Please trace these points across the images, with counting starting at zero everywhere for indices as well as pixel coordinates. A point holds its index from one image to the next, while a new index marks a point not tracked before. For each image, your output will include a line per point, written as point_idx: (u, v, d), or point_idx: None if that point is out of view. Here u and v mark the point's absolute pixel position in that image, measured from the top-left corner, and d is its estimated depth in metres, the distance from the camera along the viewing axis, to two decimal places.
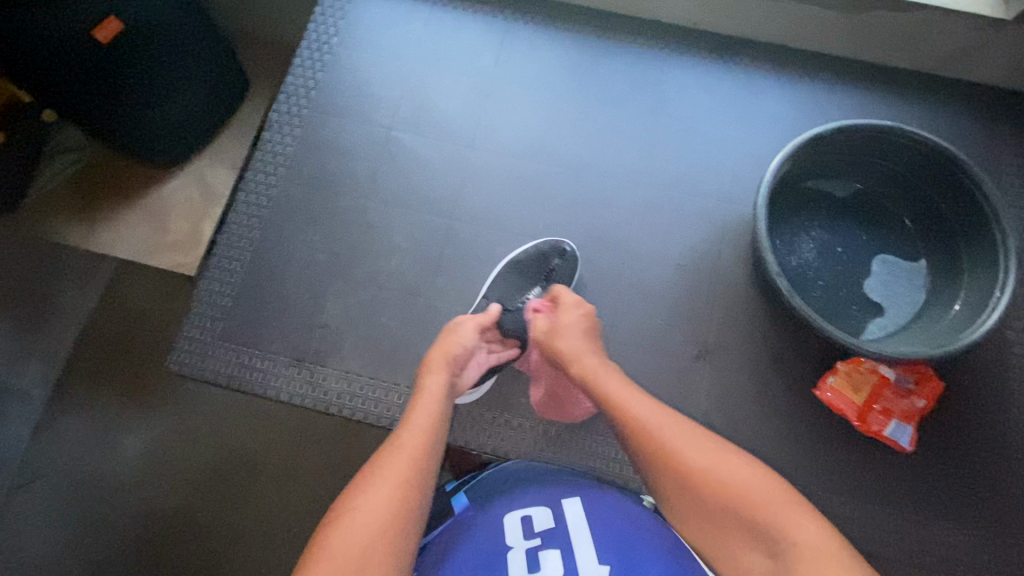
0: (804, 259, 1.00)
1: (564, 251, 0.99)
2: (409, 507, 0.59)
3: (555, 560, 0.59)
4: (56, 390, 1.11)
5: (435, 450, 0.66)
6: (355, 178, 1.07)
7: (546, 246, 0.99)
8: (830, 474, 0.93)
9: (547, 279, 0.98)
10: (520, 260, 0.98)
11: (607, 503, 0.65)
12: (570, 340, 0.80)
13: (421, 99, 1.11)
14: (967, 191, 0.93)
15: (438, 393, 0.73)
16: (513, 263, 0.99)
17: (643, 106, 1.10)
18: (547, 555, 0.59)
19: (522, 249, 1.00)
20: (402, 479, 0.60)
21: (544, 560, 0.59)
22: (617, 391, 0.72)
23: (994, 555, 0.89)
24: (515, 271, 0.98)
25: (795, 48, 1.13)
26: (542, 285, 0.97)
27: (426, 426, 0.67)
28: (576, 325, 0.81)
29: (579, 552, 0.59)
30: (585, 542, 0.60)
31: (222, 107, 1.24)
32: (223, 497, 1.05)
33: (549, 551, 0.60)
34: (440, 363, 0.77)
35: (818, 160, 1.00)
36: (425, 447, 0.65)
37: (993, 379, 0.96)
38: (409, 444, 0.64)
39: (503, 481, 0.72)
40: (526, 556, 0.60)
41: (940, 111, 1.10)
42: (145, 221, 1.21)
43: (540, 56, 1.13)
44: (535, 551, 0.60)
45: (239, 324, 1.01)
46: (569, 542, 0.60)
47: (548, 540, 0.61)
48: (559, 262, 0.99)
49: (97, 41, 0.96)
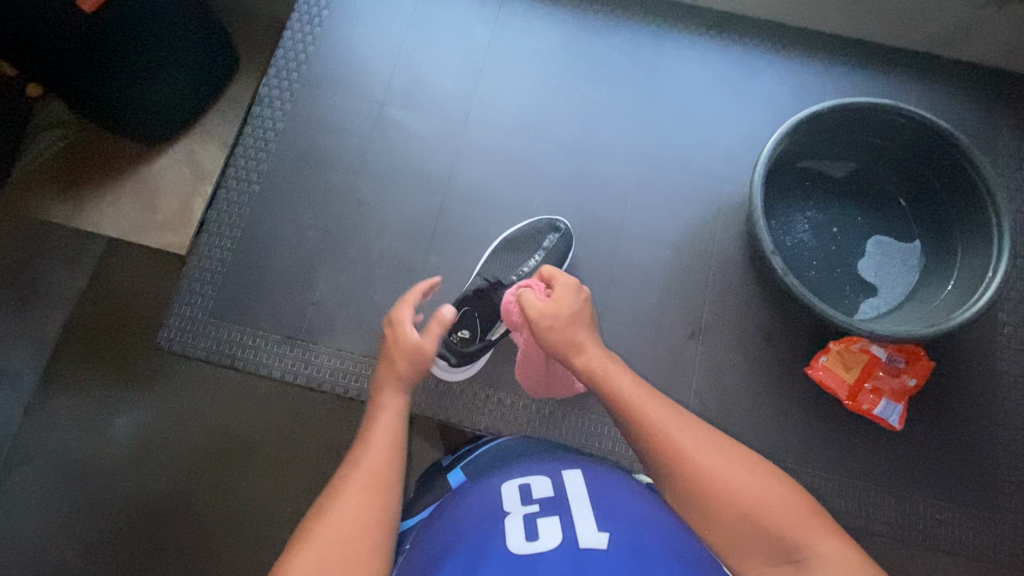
0: (799, 239, 1.00)
1: (558, 227, 0.98)
2: (371, 523, 0.55)
3: (553, 527, 0.58)
4: (47, 371, 1.10)
5: (396, 458, 0.61)
6: (347, 156, 1.06)
7: (541, 223, 0.99)
8: (821, 452, 0.94)
9: (543, 253, 0.96)
10: (514, 236, 0.98)
11: (604, 476, 0.65)
12: (576, 332, 0.71)
13: (413, 74, 1.09)
14: (964, 172, 0.92)
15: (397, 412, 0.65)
16: (506, 239, 0.98)
17: (638, 84, 1.09)
18: (545, 523, 0.59)
19: (517, 227, 0.99)
20: (365, 496, 0.56)
21: (542, 528, 0.58)
22: (627, 388, 0.67)
23: (981, 531, 0.91)
24: (509, 248, 0.97)
25: (793, 26, 1.11)
26: (536, 258, 0.95)
27: (386, 451, 0.61)
28: (582, 316, 0.72)
29: (577, 521, 0.58)
30: (584, 511, 0.60)
31: (211, 84, 1.22)
32: (216, 476, 1.05)
33: (548, 518, 0.59)
34: (392, 375, 0.68)
35: (815, 140, 0.99)
36: (388, 465, 0.60)
37: (984, 359, 0.97)
38: (369, 473, 0.58)
39: (499, 458, 0.73)
40: (524, 523, 0.59)
41: (937, 91, 1.09)
42: (132, 200, 1.20)
43: (534, 31, 1.11)
44: (533, 518, 0.60)
45: (230, 302, 1.00)
46: (568, 511, 0.60)
47: (547, 508, 0.60)
48: (554, 237, 0.97)
49: (83, 12, 0.93)
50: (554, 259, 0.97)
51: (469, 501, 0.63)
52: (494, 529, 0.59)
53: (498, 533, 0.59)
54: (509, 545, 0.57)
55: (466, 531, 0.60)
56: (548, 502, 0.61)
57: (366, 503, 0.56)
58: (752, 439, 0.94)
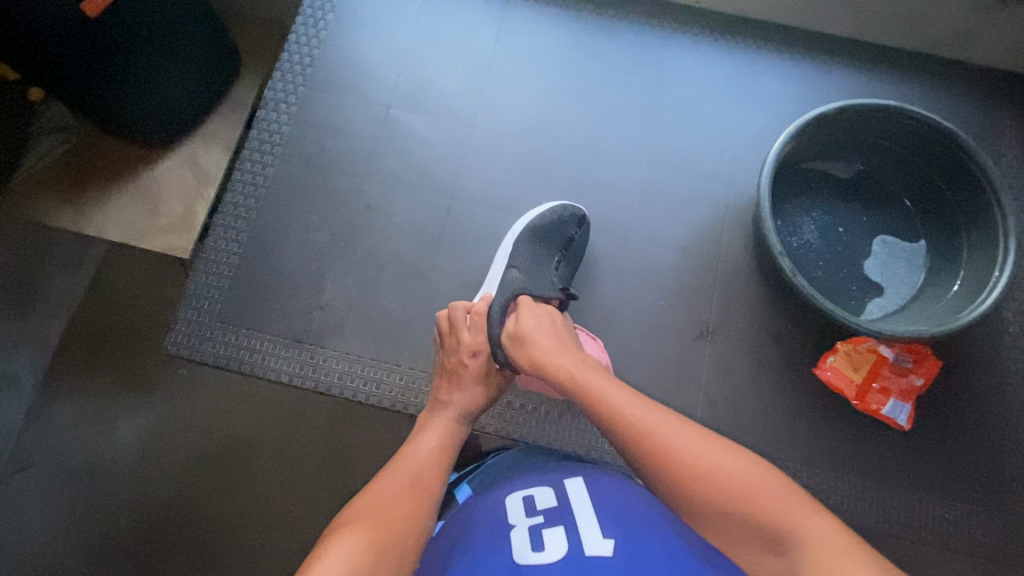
0: (806, 240, 1.00)
1: (582, 222, 0.96)
2: (419, 513, 0.65)
3: (558, 537, 0.59)
4: (48, 376, 1.09)
5: (442, 468, 0.73)
6: (352, 158, 1.06)
7: (565, 212, 0.95)
8: (828, 452, 0.94)
9: (566, 249, 0.95)
10: (540, 226, 0.93)
11: (606, 482, 0.66)
12: (555, 347, 0.73)
13: (419, 77, 1.09)
14: (969, 174, 0.93)
15: (447, 437, 0.77)
16: (535, 228, 0.93)
17: (645, 86, 1.09)
18: (550, 532, 0.60)
19: (539, 215, 0.94)
20: (414, 494, 0.67)
21: (547, 539, 0.59)
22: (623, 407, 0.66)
23: (987, 530, 0.91)
24: (537, 238, 0.92)
25: (797, 28, 1.12)
26: (559, 256, 0.94)
27: (435, 465, 0.72)
28: (550, 329, 0.76)
29: (582, 529, 0.59)
30: (588, 518, 0.60)
31: (213, 88, 1.22)
32: (222, 482, 1.05)
33: (554, 529, 0.60)
34: (451, 410, 0.80)
35: (820, 141, 0.99)
36: (436, 470, 0.72)
37: (989, 358, 0.97)
38: (419, 481, 0.69)
39: (502, 469, 0.75)
40: (528, 535, 0.60)
41: (941, 91, 1.10)
42: (136, 203, 1.19)
43: (540, 34, 1.11)
44: (538, 529, 0.60)
45: (237, 305, 1.00)
46: (572, 519, 0.61)
47: (552, 518, 0.61)
48: (577, 232, 0.96)
49: (85, 17, 0.94)
50: (572, 257, 0.97)
51: (474, 517, 0.65)
52: (498, 541, 0.60)
53: (501, 545, 0.60)
54: (515, 556, 0.58)
55: (474, 541, 0.62)
56: (552, 511, 0.62)
57: (410, 506, 0.65)
58: (758, 440, 0.94)
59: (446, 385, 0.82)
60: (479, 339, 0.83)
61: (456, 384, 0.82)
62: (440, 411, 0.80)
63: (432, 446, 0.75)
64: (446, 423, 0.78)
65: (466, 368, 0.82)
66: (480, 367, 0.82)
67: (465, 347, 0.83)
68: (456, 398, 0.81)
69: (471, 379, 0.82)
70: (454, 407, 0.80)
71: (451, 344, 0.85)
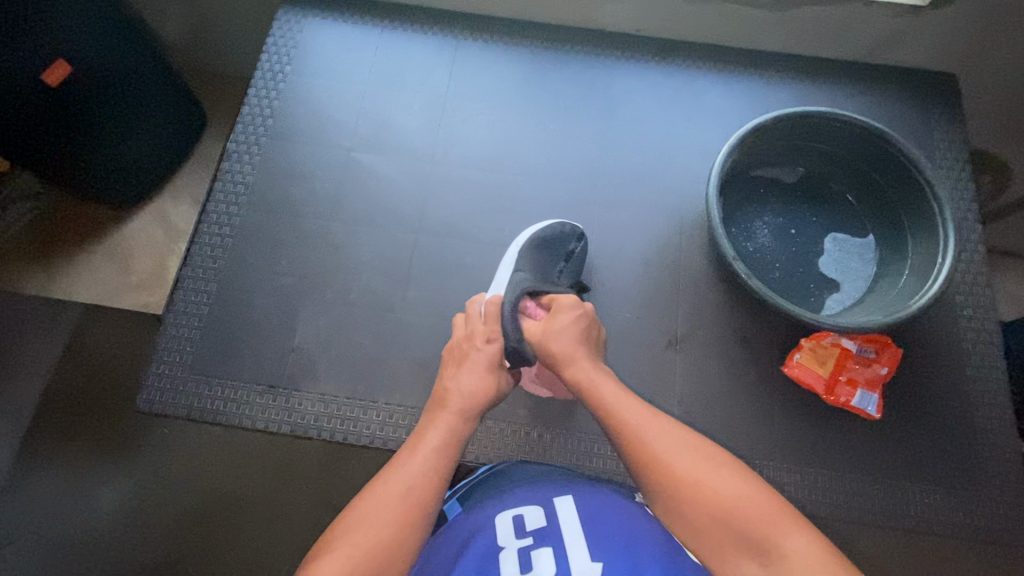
0: (761, 243, 1.04)
1: (582, 237, 0.99)
2: (411, 526, 0.64)
3: (547, 558, 0.62)
4: (21, 449, 1.07)
5: (443, 470, 0.70)
6: (318, 201, 1.08)
7: (565, 226, 0.97)
8: (805, 448, 0.95)
9: (566, 260, 0.98)
10: (544, 238, 0.95)
11: (595, 503, 0.68)
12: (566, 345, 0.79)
13: (379, 119, 1.13)
14: (903, 169, 0.99)
15: (450, 435, 0.74)
16: (537, 239, 0.94)
17: (595, 111, 1.14)
18: (539, 555, 0.62)
19: (541, 228, 0.95)
20: (407, 503, 0.66)
21: (536, 560, 0.62)
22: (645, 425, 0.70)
23: (968, 512, 0.92)
24: (537, 249, 0.94)
25: (733, 47, 1.19)
26: (560, 266, 0.98)
27: (432, 469, 0.70)
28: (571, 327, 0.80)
29: (569, 550, 0.62)
30: (575, 540, 0.63)
31: (178, 146, 1.25)
32: (207, 539, 1.03)
33: (542, 550, 0.63)
34: (457, 401, 0.77)
35: (764, 148, 1.04)
36: (432, 472, 0.69)
37: (947, 342, 1.01)
38: (413, 485, 0.67)
39: (494, 482, 0.76)
40: (518, 557, 0.63)
41: (872, 93, 1.16)
42: (108, 264, 1.22)
43: (493, 69, 1.17)
44: (527, 551, 0.63)
45: (209, 356, 0.99)
46: (560, 540, 0.64)
47: (539, 539, 0.64)
48: (577, 246, 0.99)
49: (47, 85, 0.98)
50: (575, 266, 1.00)
51: (462, 534, 0.68)
52: (488, 563, 0.63)
53: (492, 567, 0.62)
54: None
55: (464, 558, 0.64)
56: (542, 533, 0.65)
57: (400, 516, 0.64)
58: (737, 443, 0.95)
59: (453, 371, 0.80)
60: (495, 327, 0.82)
61: (464, 366, 0.80)
62: (443, 406, 0.77)
63: (434, 442, 0.72)
64: (450, 417, 0.75)
65: (477, 353, 0.80)
66: (492, 354, 0.80)
67: (480, 333, 0.82)
68: (462, 386, 0.78)
69: (482, 365, 0.80)
70: (460, 398, 0.77)
71: (465, 332, 0.83)
